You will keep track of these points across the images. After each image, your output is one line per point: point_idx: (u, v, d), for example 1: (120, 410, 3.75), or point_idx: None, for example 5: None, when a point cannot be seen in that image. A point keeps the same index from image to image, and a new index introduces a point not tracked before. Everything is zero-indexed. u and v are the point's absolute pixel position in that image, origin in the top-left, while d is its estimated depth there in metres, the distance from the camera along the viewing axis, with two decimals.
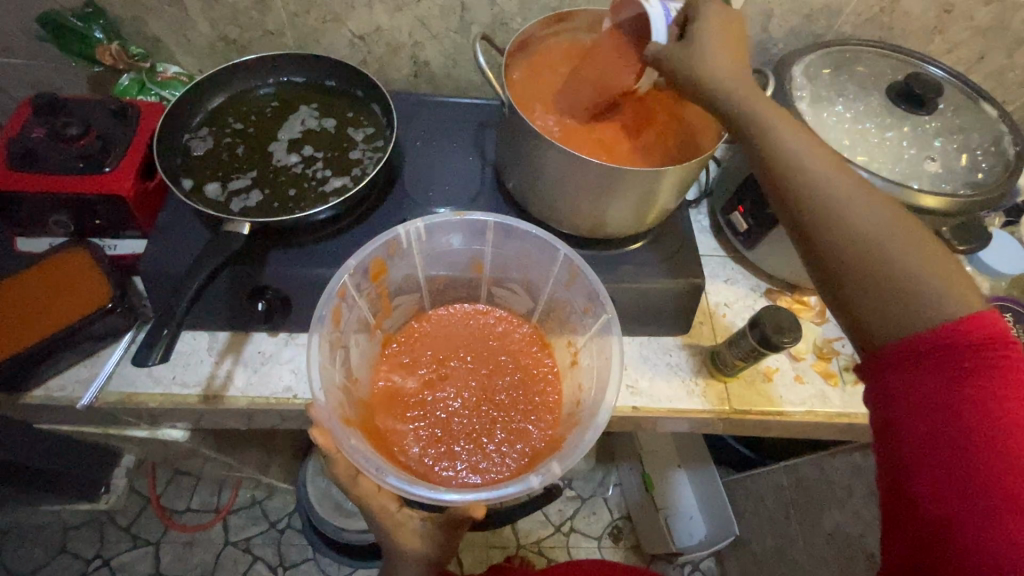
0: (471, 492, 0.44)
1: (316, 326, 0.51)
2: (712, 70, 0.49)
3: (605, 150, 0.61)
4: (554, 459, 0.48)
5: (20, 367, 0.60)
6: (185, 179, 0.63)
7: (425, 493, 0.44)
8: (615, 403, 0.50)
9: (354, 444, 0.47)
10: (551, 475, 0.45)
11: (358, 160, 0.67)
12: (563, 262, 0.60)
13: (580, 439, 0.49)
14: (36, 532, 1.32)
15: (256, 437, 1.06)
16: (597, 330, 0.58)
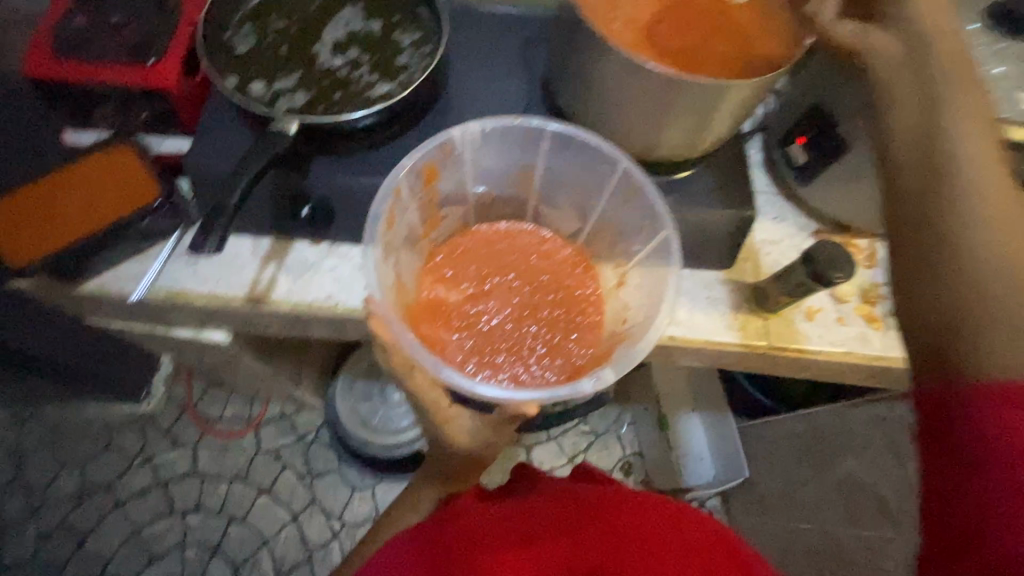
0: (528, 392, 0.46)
1: (371, 224, 0.51)
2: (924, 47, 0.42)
3: (670, 57, 0.57)
4: (605, 368, 0.49)
5: (77, 256, 0.62)
6: (230, 76, 0.61)
7: (483, 391, 0.46)
8: (669, 319, 0.51)
9: (412, 340, 0.48)
10: (604, 381, 0.47)
11: (405, 66, 0.64)
12: (621, 178, 0.58)
13: (632, 351, 0.50)
14: (84, 428, 1.41)
15: (289, 351, 1.09)
16: (651, 248, 0.57)
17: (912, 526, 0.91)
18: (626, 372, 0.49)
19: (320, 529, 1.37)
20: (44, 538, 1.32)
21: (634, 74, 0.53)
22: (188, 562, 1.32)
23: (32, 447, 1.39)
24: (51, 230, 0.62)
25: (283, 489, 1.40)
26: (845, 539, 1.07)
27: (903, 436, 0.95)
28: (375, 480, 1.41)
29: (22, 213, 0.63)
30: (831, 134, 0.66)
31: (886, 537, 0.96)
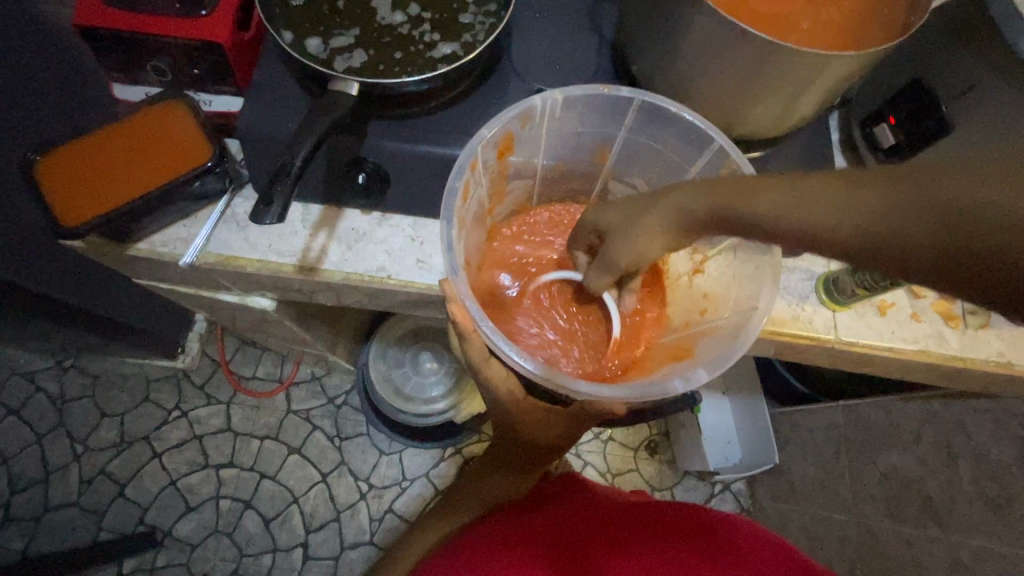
0: (623, 391, 0.44)
1: (449, 199, 0.49)
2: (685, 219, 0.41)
3: (765, 22, 0.51)
4: (695, 367, 0.48)
5: (126, 218, 0.60)
6: (285, 31, 0.58)
7: (569, 385, 0.44)
8: (763, 317, 0.49)
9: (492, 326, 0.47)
10: (695, 381, 0.46)
11: (469, 26, 0.60)
12: (707, 156, 0.57)
13: (727, 349, 0.49)
14: (122, 380, 1.44)
15: (326, 317, 1.08)
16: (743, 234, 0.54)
17: (962, 528, 0.88)
18: (717, 374, 0.48)
19: (348, 490, 1.40)
20: (86, 483, 1.37)
21: (730, 42, 0.48)
22: (222, 514, 1.37)
23: (73, 396, 1.43)
24: (102, 190, 0.60)
25: (313, 450, 1.42)
26: (882, 533, 1.05)
27: (958, 436, 0.91)
28: (403, 446, 1.43)
29: (74, 171, 0.61)
30: (931, 113, 0.60)
31: (930, 536, 0.94)
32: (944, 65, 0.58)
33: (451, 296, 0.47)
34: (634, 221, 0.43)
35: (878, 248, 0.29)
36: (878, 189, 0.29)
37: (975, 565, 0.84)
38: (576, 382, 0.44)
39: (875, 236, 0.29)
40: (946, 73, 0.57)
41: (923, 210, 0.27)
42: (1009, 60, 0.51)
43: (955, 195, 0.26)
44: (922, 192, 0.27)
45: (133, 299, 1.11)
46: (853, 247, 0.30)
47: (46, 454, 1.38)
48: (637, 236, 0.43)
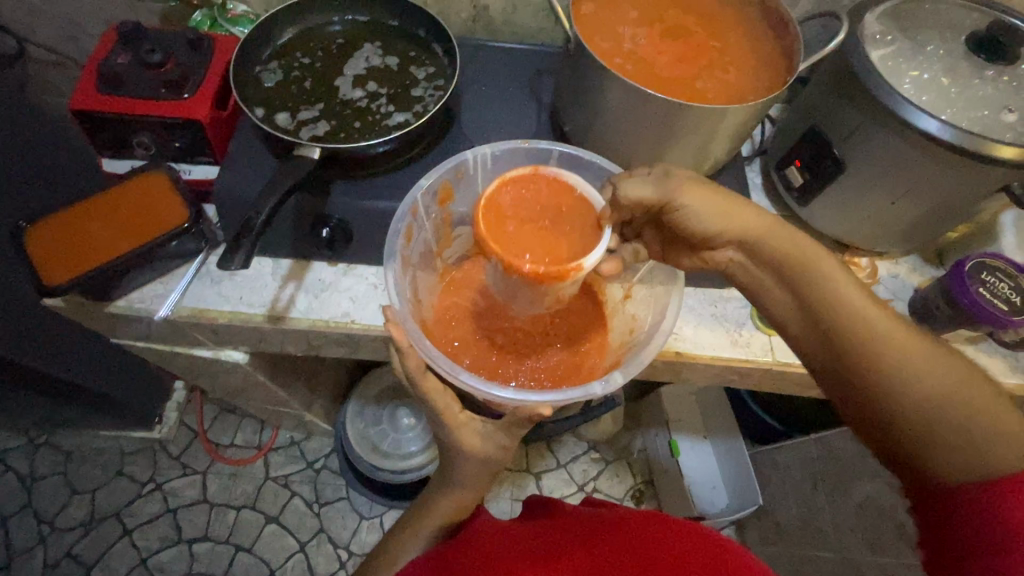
0: (549, 395, 0.49)
1: (391, 239, 0.56)
2: (756, 227, 0.51)
3: (667, 84, 0.61)
4: (613, 372, 0.53)
5: (107, 276, 0.65)
6: (258, 108, 0.66)
7: (495, 392, 0.49)
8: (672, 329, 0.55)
9: (428, 346, 0.52)
10: (613, 385, 0.51)
11: (419, 98, 0.68)
12: None
13: (641, 357, 0.54)
14: (97, 455, 1.42)
15: (302, 375, 1.11)
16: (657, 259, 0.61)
17: None
18: (633, 378, 0.53)
19: (327, 559, 1.35)
20: (51, 567, 1.31)
21: (636, 100, 0.56)
22: None
23: (45, 474, 1.40)
24: (82, 253, 0.66)
25: (291, 518, 1.39)
26: (865, 567, 1.04)
27: None
28: (384, 508, 1.41)
29: (61, 236, 0.67)
30: (827, 155, 0.68)
31: (908, 563, 0.94)
32: (830, 114, 0.67)
33: (391, 319, 0.52)
34: (732, 211, 0.51)
35: (860, 350, 0.45)
36: (909, 341, 0.44)
37: None
38: (501, 389, 0.50)
39: (881, 361, 0.44)
40: (832, 120, 0.66)
41: (917, 370, 0.43)
42: (877, 107, 0.60)
43: (928, 376, 0.42)
44: (926, 363, 0.43)
45: (111, 368, 1.13)
46: (863, 360, 0.45)
47: (11, 538, 1.33)
48: (720, 225, 0.52)
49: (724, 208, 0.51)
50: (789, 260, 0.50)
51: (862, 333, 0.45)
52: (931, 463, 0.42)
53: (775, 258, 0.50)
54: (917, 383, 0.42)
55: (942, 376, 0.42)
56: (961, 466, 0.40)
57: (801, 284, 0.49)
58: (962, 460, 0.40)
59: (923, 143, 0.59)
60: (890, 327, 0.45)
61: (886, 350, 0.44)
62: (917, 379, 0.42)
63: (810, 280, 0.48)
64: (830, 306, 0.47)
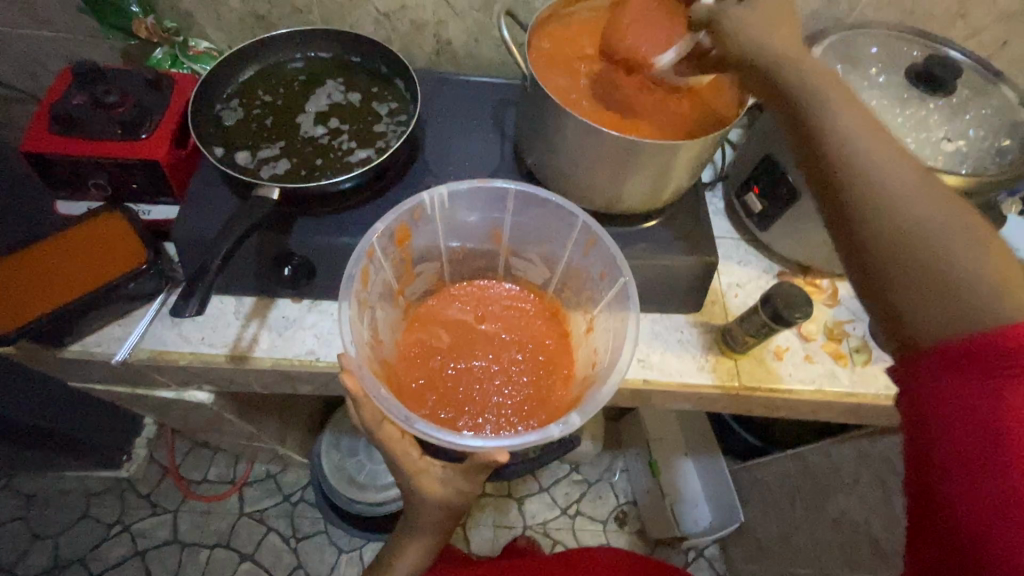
0: (505, 441, 0.49)
1: (347, 284, 0.56)
2: (770, 47, 0.47)
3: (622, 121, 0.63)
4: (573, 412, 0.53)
5: (62, 320, 0.63)
6: (217, 147, 0.65)
7: (451, 439, 0.50)
8: (629, 366, 0.55)
9: (384, 394, 0.52)
10: (571, 426, 0.51)
11: (382, 133, 0.69)
12: (582, 230, 0.64)
13: (598, 395, 0.54)
14: (61, 497, 1.37)
15: (274, 408, 1.09)
16: (614, 294, 0.62)
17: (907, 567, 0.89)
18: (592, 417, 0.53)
19: None
20: None
21: (593, 137, 0.57)
22: None
23: (5, 519, 1.34)
24: (36, 294, 0.64)
25: (266, 555, 1.35)
26: None
27: (889, 472, 0.94)
28: (363, 541, 1.37)
29: (14, 280, 0.65)
30: (783, 182, 0.70)
31: None
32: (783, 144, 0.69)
33: (345, 368, 0.52)
34: (771, 31, 0.48)
35: (847, 172, 0.41)
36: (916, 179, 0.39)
37: None
38: (458, 437, 0.50)
39: (864, 188, 0.40)
40: (785, 150, 0.68)
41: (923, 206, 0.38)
42: None
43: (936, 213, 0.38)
44: (923, 200, 0.38)
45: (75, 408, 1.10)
46: (846, 185, 0.41)
47: None
48: (757, 44, 0.48)
49: (768, 31, 0.48)
50: (803, 84, 0.45)
51: (849, 161, 0.41)
52: (909, 303, 0.37)
53: (792, 89, 0.46)
54: (916, 220, 0.38)
55: (929, 211, 0.38)
56: (936, 318, 0.36)
57: (812, 110, 0.44)
58: (930, 301, 0.36)
59: None
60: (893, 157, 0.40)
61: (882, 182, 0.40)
62: (918, 216, 0.38)
63: (820, 105, 0.44)
64: (823, 132, 0.43)
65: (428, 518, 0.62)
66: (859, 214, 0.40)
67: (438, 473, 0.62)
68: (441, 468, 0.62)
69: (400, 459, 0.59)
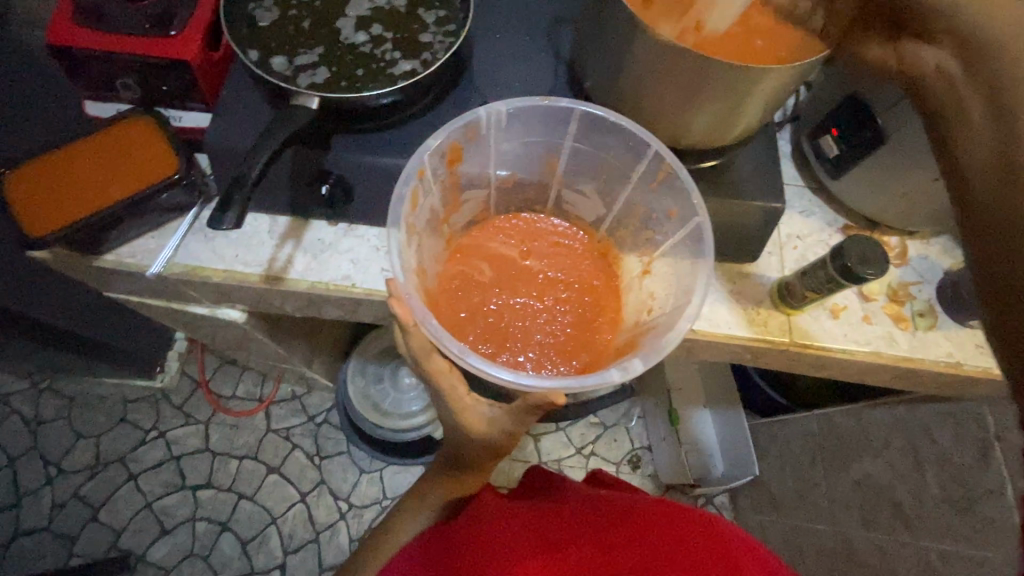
0: (557, 381, 0.48)
1: (395, 207, 0.52)
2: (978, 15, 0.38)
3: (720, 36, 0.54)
4: (632, 357, 0.51)
5: (94, 228, 0.61)
6: (252, 50, 0.60)
7: (507, 377, 0.48)
8: (698, 311, 0.52)
9: (433, 322, 0.50)
10: (631, 371, 0.49)
11: (428, 45, 0.62)
12: (653, 165, 0.58)
13: (662, 341, 0.52)
14: (100, 401, 1.43)
15: (302, 332, 1.09)
16: (683, 234, 0.57)
17: (930, 532, 0.88)
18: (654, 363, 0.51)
19: (328, 510, 1.38)
20: (59, 507, 1.34)
21: (668, 57, 0.51)
22: (198, 535, 1.34)
23: (49, 417, 1.41)
24: (64, 199, 0.62)
25: (292, 470, 1.41)
26: (856, 540, 1.06)
27: (924, 440, 0.92)
28: (384, 463, 1.42)
29: (45, 183, 0.63)
30: (869, 125, 0.62)
31: (901, 541, 0.94)
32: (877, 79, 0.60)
33: (395, 293, 0.51)
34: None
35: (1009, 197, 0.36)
36: None
37: (944, 568, 0.85)
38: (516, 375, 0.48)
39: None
40: (878, 86, 0.60)
41: None
42: None
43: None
44: None
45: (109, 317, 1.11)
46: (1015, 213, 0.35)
47: (19, 478, 1.36)
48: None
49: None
50: (1013, 61, 0.37)
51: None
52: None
53: (991, 75, 0.38)
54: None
55: None
56: None
57: (1017, 91, 0.36)
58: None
59: None
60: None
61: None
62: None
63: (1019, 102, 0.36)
64: (1001, 139, 0.37)
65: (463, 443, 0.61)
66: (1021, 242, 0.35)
67: (487, 411, 0.60)
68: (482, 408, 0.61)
69: (439, 394, 0.59)
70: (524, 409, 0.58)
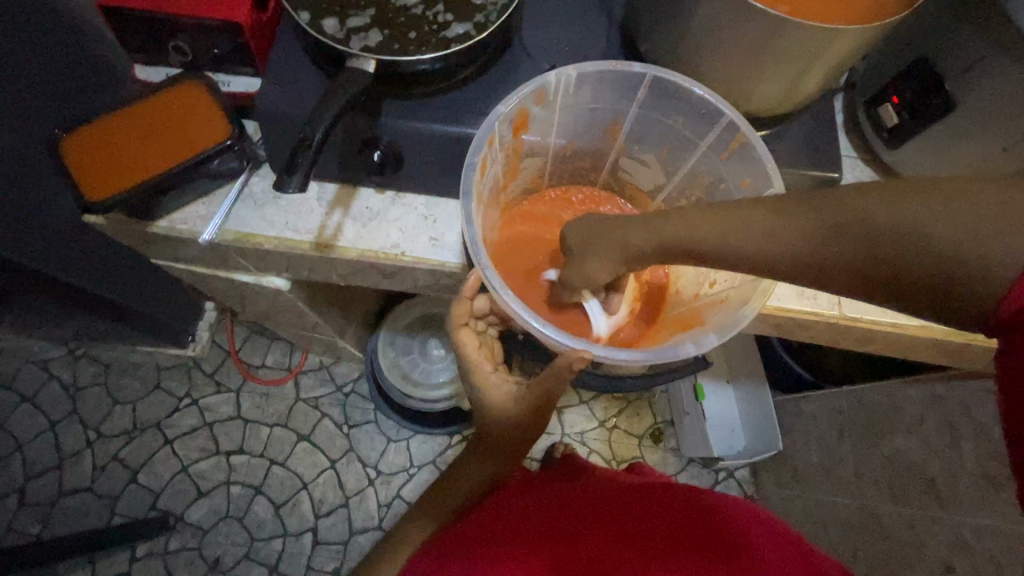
0: (639, 355, 0.51)
1: (468, 172, 0.54)
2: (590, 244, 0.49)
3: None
4: (705, 332, 0.54)
5: (149, 194, 0.62)
6: (302, 12, 0.59)
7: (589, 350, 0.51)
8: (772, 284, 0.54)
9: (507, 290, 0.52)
10: (707, 345, 0.52)
11: (481, 6, 0.61)
12: (719, 135, 0.61)
13: (738, 314, 0.54)
14: (135, 368, 1.47)
15: (336, 302, 1.10)
16: None
17: (963, 507, 0.89)
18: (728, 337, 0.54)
19: (356, 477, 1.41)
20: (100, 468, 1.39)
21: (739, 20, 0.48)
22: (233, 499, 1.38)
23: (86, 383, 1.45)
24: (120, 165, 0.62)
25: (322, 437, 1.44)
26: (884, 514, 1.07)
27: (961, 416, 0.92)
28: (411, 433, 1.45)
29: (98, 150, 0.63)
30: (937, 92, 0.60)
31: (932, 516, 0.95)
32: (948, 41, 0.57)
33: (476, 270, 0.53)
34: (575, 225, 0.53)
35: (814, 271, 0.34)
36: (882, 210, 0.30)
37: (977, 543, 0.85)
38: (603, 350, 0.51)
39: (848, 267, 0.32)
40: (949, 51, 0.57)
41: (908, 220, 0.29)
42: (1010, 36, 0.51)
43: (832, 207, 0.32)
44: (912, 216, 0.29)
45: (145, 287, 1.13)
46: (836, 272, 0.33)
47: (60, 440, 1.41)
48: (582, 236, 0.51)
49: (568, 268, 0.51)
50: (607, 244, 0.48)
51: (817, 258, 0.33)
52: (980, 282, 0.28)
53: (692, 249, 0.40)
54: (819, 218, 0.33)
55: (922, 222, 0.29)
56: None
57: (683, 237, 0.40)
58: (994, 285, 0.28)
59: None
60: (733, 217, 0.37)
61: (800, 246, 0.34)
62: (865, 247, 0.30)
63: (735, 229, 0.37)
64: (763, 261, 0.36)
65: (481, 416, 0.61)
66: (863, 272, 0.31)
67: (511, 389, 0.60)
68: (512, 385, 0.60)
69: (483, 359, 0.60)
70: (548, 383, 0.55)
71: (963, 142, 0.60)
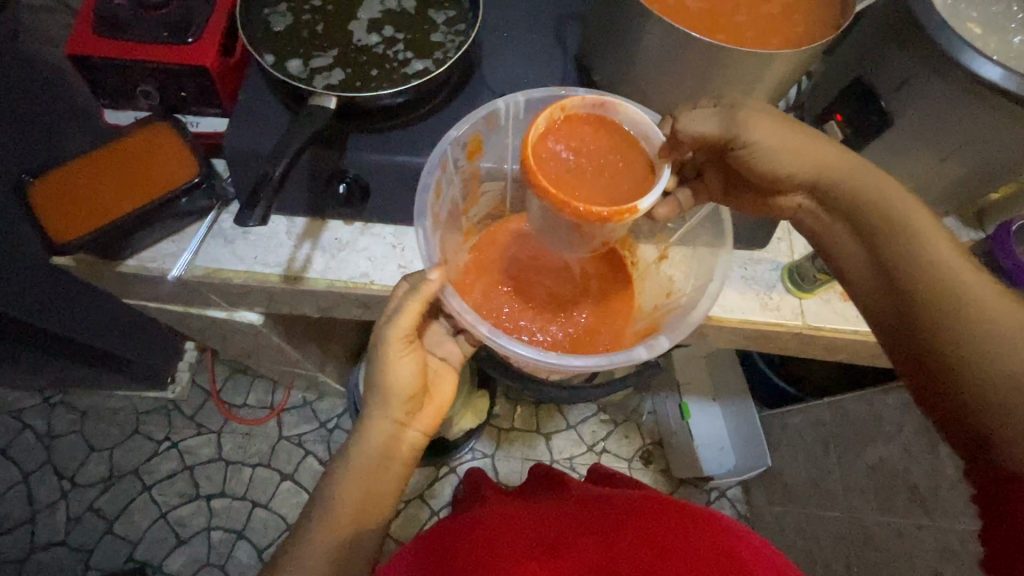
0: (592, 360, 0.52)
1: (422, 194, 0.56)
2: (787, 156, 0.51)
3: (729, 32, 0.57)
4: (659, 337, 0.56)
5: (117, 234, 0.62)
6: (267, 55, 0.61)
7: (539, 355, 0.52)
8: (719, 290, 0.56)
9: (460, 303, 0.55)
10: (658, 348, 0.54)
11: (439, 44, 0.64)
12: None
13: (689, 318, 0.56)
14: (112, 414, 1.44)
15: (314, 336, 1.09)
16: (703, 216, 0.63)
17: (948, 513, 0.89)
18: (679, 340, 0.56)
19: None
20: (74, 520, 1.34)
21: (678, 48, 0.52)
22: (214, 545, 1.34)
23: (62, 431, 1.42)
24: (89, 207, 0.63)
25: (305, 475, 1.41)
26: (872, 525, 1.06)
27: None
28: None
29: (67, 193, 0.64)
30: (871, 108, 0.62)
31: (919, 524, 0.95)
32: (878, 60, 0.61)
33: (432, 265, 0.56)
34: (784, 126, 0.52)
35: (933, 297, 0.42)
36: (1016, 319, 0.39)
37: (964, 549, 0.85)
38: (553, 355, 0.52)
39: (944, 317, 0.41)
40: (881, 69, 0.61)
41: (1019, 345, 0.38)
42: (931, 54, 0.55)
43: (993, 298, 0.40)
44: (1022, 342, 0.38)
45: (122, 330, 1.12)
46: (932, 310, 0.42)
47: (33, 493, 1.36)
48: (794, 139, 0.51)
49: (790, 137, 0.50)
50: (817, 163, 0.51)
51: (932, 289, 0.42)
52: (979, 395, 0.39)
53: (891, 212, 0.46)
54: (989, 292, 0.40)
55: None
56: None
57: (892, 209, 0.46)
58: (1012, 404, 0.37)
59: (974, 91, 0.54)
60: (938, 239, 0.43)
61: (983, 312, 0.40)
62: (990, 338, 0.39)
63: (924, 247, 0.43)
64: (919, 262, 0.43)
65: (386, 392, 0.56)
66: (944, 326, 0.41)
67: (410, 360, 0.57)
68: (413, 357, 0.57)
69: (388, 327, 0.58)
70: None
71: (903, 153, 0.63)
